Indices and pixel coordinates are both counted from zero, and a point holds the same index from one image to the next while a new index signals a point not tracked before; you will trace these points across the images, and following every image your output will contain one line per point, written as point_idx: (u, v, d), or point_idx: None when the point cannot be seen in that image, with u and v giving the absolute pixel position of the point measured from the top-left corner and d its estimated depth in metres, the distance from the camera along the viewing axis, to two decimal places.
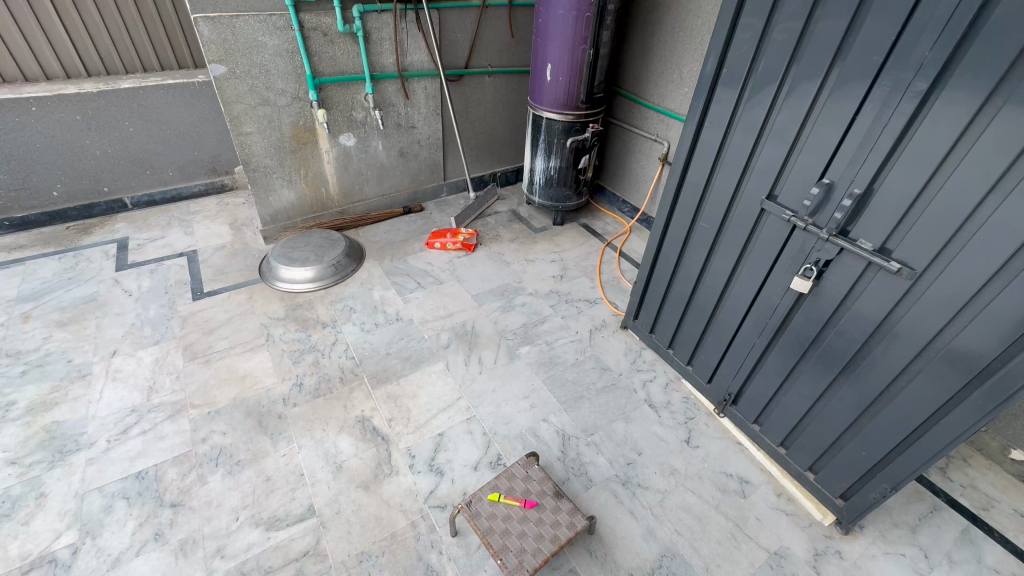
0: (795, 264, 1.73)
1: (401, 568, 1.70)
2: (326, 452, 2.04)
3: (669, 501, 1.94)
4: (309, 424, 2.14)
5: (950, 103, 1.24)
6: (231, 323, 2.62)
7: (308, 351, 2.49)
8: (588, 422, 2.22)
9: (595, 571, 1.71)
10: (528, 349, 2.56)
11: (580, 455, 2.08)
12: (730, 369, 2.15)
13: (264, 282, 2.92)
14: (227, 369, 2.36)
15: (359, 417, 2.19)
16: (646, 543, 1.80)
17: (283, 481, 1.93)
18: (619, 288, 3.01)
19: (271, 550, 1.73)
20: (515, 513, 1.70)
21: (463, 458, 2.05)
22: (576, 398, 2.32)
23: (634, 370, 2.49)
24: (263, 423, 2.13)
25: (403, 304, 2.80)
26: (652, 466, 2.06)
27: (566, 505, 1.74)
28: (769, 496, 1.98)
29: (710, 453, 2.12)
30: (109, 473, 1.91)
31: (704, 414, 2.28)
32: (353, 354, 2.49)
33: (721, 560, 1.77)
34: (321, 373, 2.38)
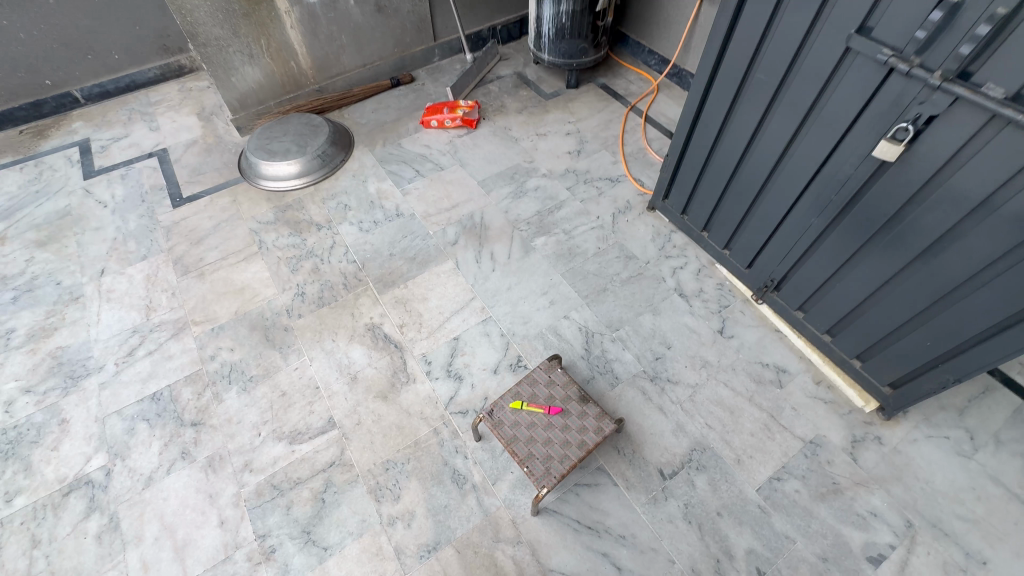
0: (883, 125, 1.35)
1: (428, 474, 1.70)
2: (339, 363, 1.96)
3: (700, 395, 1.85)
4: (317, 335, 2.03)
5: None
6: (218, 231, 2.39)
7: (306, 257, 2.28)
8: (612, 316, 2.06)
9: (623, 469, 1.69)
10: (544, 240, 2.31)
11: (604, 352, 1.96)
12: (776, 253, 1.89)
13: (246, 181, 2.61)
14: (222, 282, 2.20)
15: (368, 324, 2.06)
16: (676, 438, 1.75)
17: (300, 395, 1.88)
18: (646, 161, 2.63)
19: (297, 463, 1.73)
20: (539, 420, 1.63)
21: (482, 362, 1.95)
22: (599, 291, 2.13)
23: (663, 256, 2.24)
24: (270, 337, 2.03)
25: (402, 197, 2.50)
26: (682, 360, 1.93)
27: (593, 410, 1.65)
28: (808, 385, 1.86)
29: (745, 343, 1.97)
30: (125, 396, 1.88)
31: (739, 301, 2.09)
32: (354, 257, 2.28)
33: (753, 452, 1.72)
34: (322, 281, 2.20)
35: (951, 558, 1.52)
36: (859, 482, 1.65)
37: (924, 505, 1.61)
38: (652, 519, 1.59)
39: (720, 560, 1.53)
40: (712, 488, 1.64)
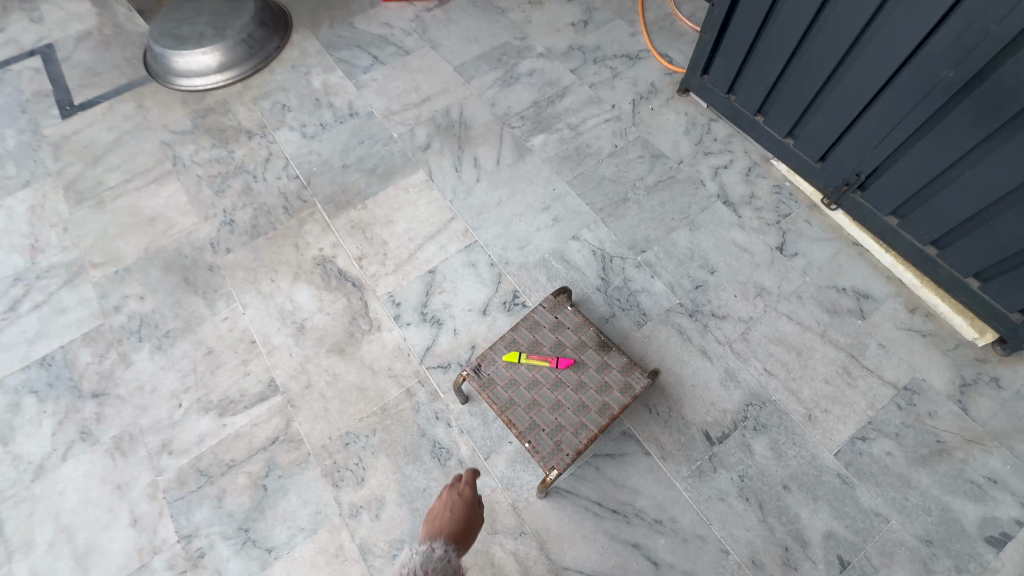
0: None
1: (401, 449, 1.30)
2: (280, 309, 1.50)
3: (756, 333, 1.39)
4: (250, 275, 1.56)
5: None
6: (121, 146, 1.84)
7: (234, 175, 1.75)
8: (636, 234, 1.56)
9: (657, 433, 1.28)
10: (543, 139, 1.76)
11: (627, 282, 1.49)
12: (868, 137, 1.37)
13: (154, 80, 2.02)
14: (128, 211, 1.70)
15: (317, 258, 1.58)
16: (726, 390, 1.32)
17: (230, 353, 1.44)
18: (674, 30, 1.99)
19: (229, 441, 1.32)
20: (545, 378, 1.19)
21: (466, 301, 1.48)
22: (619, 203, 1.62)
23: (700, 153, 1.70)
24: (190, 280, 1.56)
25: (356, 92, 1.91)
26: (731, 288, 1.46)
27: (618, 361, 1.20)
28: (898, 314, 1.40)
29: (814, 262, 1.49)
30: (7, 363, 1.45)
31: (804, 207, 1.58)
32: (296, 171, 1.74)
33: (829, 405, 1.30)
34: (255, 204, 1.69)
35: None
36: (972, 440, 1.24)
37: None
38: (697, 498, 1.20)
39: (789, 549, 1.15)
40: (776, 455, 1.24)
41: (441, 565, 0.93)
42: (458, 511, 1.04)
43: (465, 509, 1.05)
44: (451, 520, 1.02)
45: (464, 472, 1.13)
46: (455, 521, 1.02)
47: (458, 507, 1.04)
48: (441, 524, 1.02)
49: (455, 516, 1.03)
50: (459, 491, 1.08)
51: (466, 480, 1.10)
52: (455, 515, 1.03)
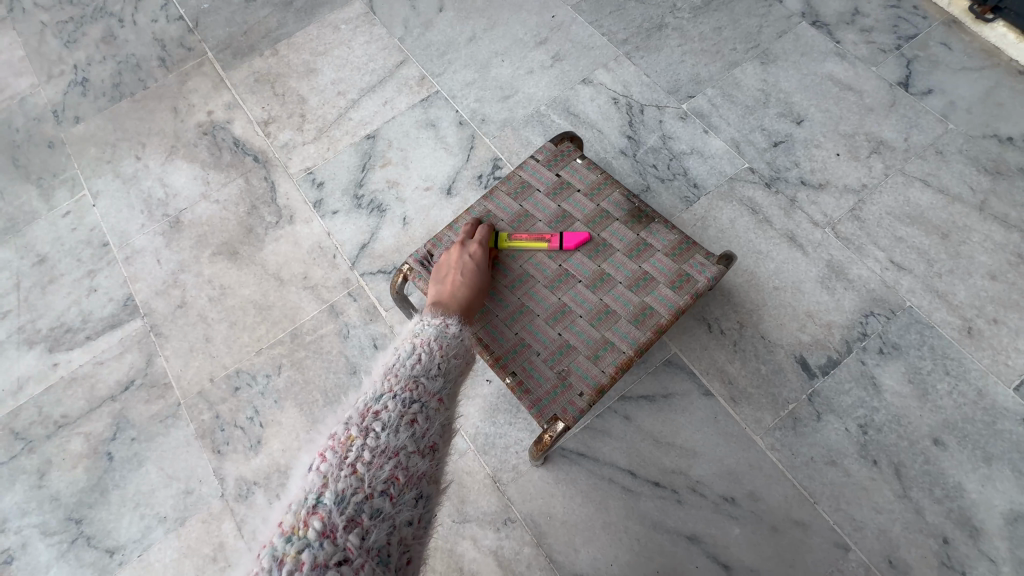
0: None
1: (318, 394, 0.83)
2: (148, 198, 1.01)
3: (872, 207, 0.89)
4: (107, 152, 1.06)
5: None
6: None
7: (91, 18, 1.22)
8: (679, 74, 1.03)
9: (722, 361, 0.80)
10: None
11: (667, 140, 0.97)
12: None
13: None
14: None
15: (204, 125, 1.07)
16: (829, 295, 0.83)
17: (71, 261, 0.96)
18: None
19: (60, 387, 0.87)
20: (539, 271, 0.70)
21: (422, 177, 0.98)
22: (652, 31, 1.08)
23: None
24: (20, 162, 1.06)
25: None
26: (829, 144, 0.94)
27: (664, 240, 0.70)
28: None
29: (959, 102, 0.95)
30: None
31: (939, 24, 1.03)
32: (179, 11, 1.21)
33: (997, 314, 0.80)
34: (119, 56, 1.16)
35: None
36: None
37: None
38: (792, 461, 0.74)
39: (949, 542, 0.69)
40: (918, 392, 0.76)
41: (463, 337, 0.50)
42: (474, 275, 0.66)
43: (482, 276, 0.66)
44: (462, 288, 0.65)
45: (473, 224, 0.72)
46: (470, 288, 0.65)
47: (472, 269, 0.66)
48: (446, 291, 0.64)
49: (469, 283, 0.65)
50: (470, 250, 0.68)
51: (480, 237, 0.70)
52: (469, 280, 0.66)
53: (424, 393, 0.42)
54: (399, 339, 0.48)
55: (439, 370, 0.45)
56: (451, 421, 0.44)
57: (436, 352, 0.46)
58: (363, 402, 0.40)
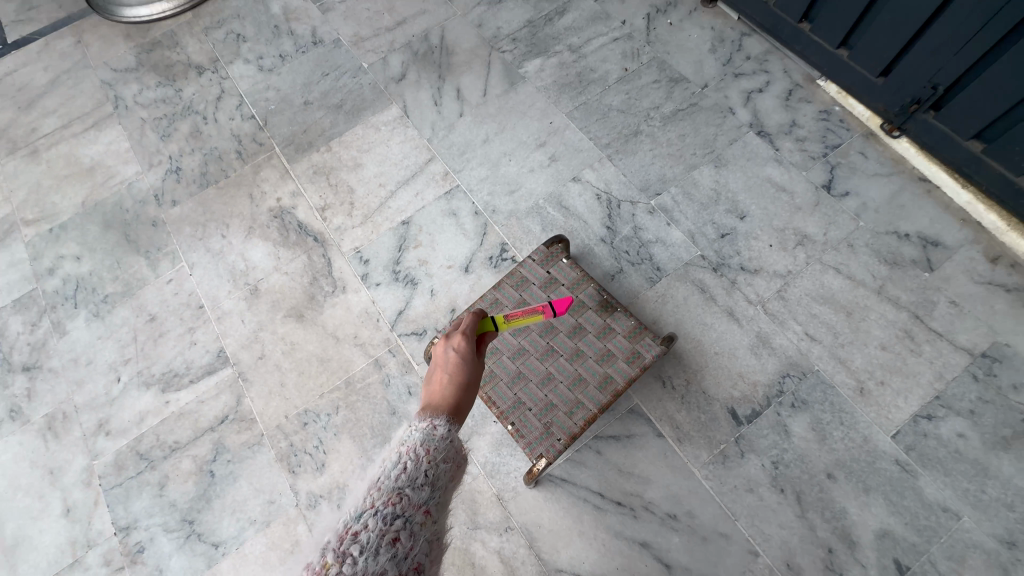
0: None
1: (367, 429, 1.10)
2: (233, 269, 1.30)
3: (795, 289, 1.14)
4: (200, 230, 1.35)
5: None
6: (58, 88, 1.62)
7: (182, 116, 1.52)
8: (649, 175, 1.30)
9: (671, 410, 1.06)
10: (539, 64, 1.48)
11: (638, 231, 1.24)
12: (952, 35, 1.07)
13: (95, 12, 1.76)
14: (64, 161, 1.49)
15: (274, 209, 1.36)
16: (757, 360, 1.08)
17: (175, 320, 1.25)
18: None
19: (171, 420, 1.15)
20: (533, 345, 0.97)
21: (446, 257, 1.25)
22: (629, 137, 1.35)
23: (730, 75, 1.40)
24: (131, 237, 1.36)
25: (322, 18, 1.64)
26: (764, 237, 1.20)
27: (623, 325, 0.97)
28: (977, 264, 1.13)
29: (869, 204, 1.21)
30: None
31: (859, 137, 1.29)
32: (252, 111, 1.51)
33: (884, 377, 1.05)
34: (206, 149, 1.46)
35: None
36: None
37: None
38: (721, 488, 0.99)
39: (833, 551, 0.94)
40: (819, 437, 1.01)
41: (443, 447, 0.54)
42: (459, 364, 0.69)
43: (468, 365, 0.69)
44: (450, 379, 0.66)
45: (461, 321, 0.78)
46: (455, 383, 0.66)
47: (458, 361, 0.69)
48: (436, 388, 0.65)
49: (456, 373, 0.67)
50: (455, 344, 0.72)
51: (464, 329, 0.75)
52: (456, 374, 0.68)
53: (405, 509, 0.45)
54: (388, 447, 0.52)
55: (424, 480, 0.49)
56: (430, 536, 0.47)
57: (422, 460, 0.50)
58: (344, 525, 0.43)
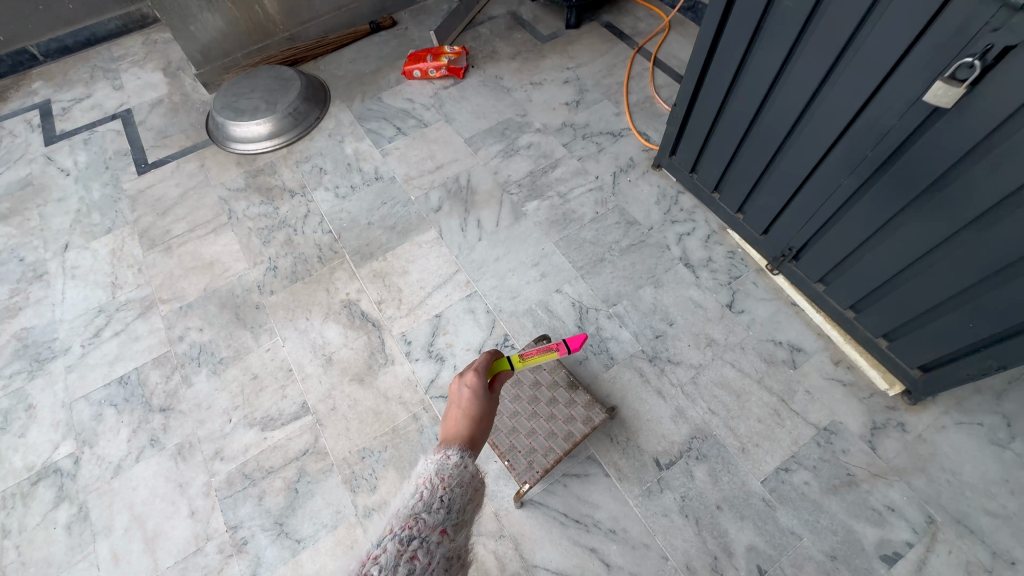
0: (939, 60, 1.09)
1: (406, 463, 1.59)
2: (313, 343, 1.83)
3: (703, 377, 1.68)
4: (290, 313, 1.90)
5: None
6: (186, 200, 2.22)
7: (278, 228, 2.11)
8: (609, 291, 1.87)
9: (616, 458, 1.56)
10: (536, 205, 2.10)
11: (600, 330, 1.79)
12: (797, 217, 1.65)
13: (215, 144, 2.41)
14: (190, 256, 2.06)
15: (344, 301, 1.91)
16: (675, 425, 1.60)
17: (272, 378, 1.77)
18: (653, 112, 2.34)
19: (268, 450, 1.64)
20: (523, 409, 1.49)
21: (465, 342, 1.79)
22: (596, 262, 1.94)
23: (668, 221, 2.02)
24: (240, 316, 1.90)
25: (382, 159, 2.28)
26: (685, 339, 1.75)
27: (582, 398, 1.50)
28: (825, 365, 1.68)
29: (757, 319, 1.78)
30: (91, 380, 1.79)
31: (752, 271, 1.88)
32: (330, 227, 2.10)
33: (759, 440, 1.57)
34: (295, 253, 2.04)
35: (976, 558, 1.37)
36: (877, 474, 1.50)
37: (949, 499, 1.45)
38: (646, 512, 1.48)
39: (718, 558, 1.41)
40: (713, 480, 1.51)
41: (449, 477, 0.74)
42: (471, 400, 0.99)
43: (477, 400, 1.00)
44: (463, 412, 0.97)
45: (475, 360, 1.09)
46: (467, 416, 0.96)
47: (470, 399, 0.99)
48: (454, 418, 0.96)
49: (467, 409, 0.97)
50: (467, 382, 1.03)
51: (475, 368, 1.06)
52: (467, 407, 0.98)
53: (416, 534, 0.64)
54: (405, 488, 0.73)
55: (435, 510, 0.69)
56: (439, 550, 0.65)
57: (435, 492, 0.71)
58: (369, 552, 0.61)
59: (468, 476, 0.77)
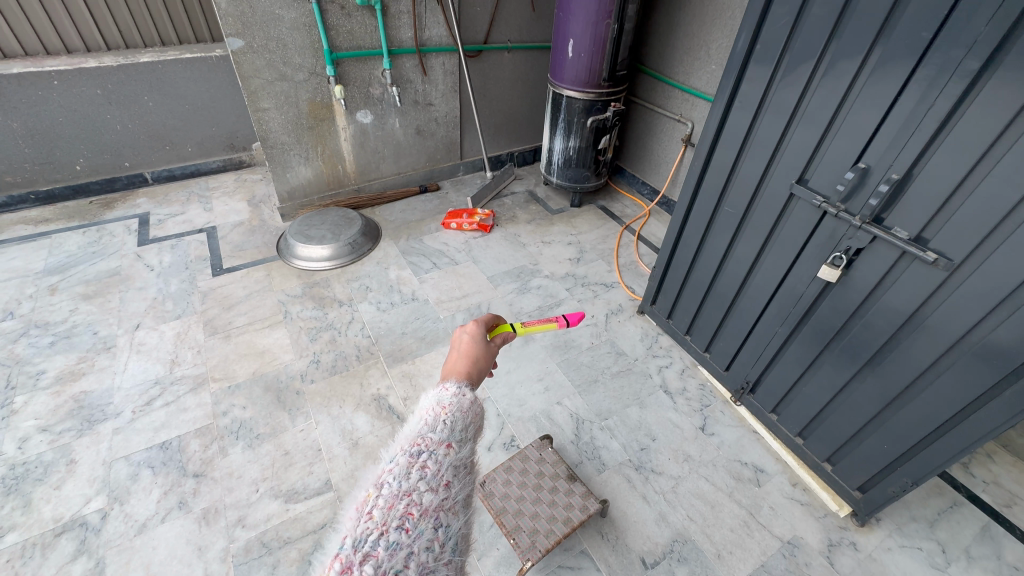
0: (824, 252, 1.67)
1: None
2: (342, 428, 2.07)
3: (682, 487, 1.94)
4: (326, 400, 2.18)
5: (992, 100, 1.18)
6: (250, 299, 2.64)
7: (325, 329, 2.51)
8: (601, 406, 2.21)
9: (606, 554, 1.73)
10: (543, 332, 2.56)
11: (593, 439, 2.08)
12: (749, 358, 2.12)
13: (281, 259, 2.93)
14: (246, 344, 2.40)
15: (375, 394, 2.21)
16: (658, 527, 1.81)
17: (301, 456, 1.97)
18: (637, 272, 2.97)
19: (289, 521, 1.78)
20: (528, 494, 1.72)
21: None
22: (591, 382, 2.32)
23: (650, 355, 2.47)
24: (282, 399, 2.17)
25: (419, 285, 2.79)
26: (666, 452, 2.05)
27: (579, 489, 1.75)
28: (785, 486, 1.96)
29: (726, 441, 2.10)
30: (135, 442, 1.98)
31: (720, 401, 2.27)
32: (369, 333, 2.50)
33: (732, 548, 1.77)
34: (337, 351, 2.39)
35: None
36: None
37: None
38: None
39: None
40: None
41: (456, 402, 0.80)
42: (469, 344, 1.04)
43: (476, 344, 1.05)
44: (460, 354, 1.02)
45: (477, 318, 1.14)
46: (466, 359, 1.00)
47: (469, 343, 1.04)
48: (455, 359, 1.00)
49: (466, 353, 1.02)
50: (469, 330, 1.08)
51: (477, 322, 1.11)
52: (466, 352, 1.03)
53: (425, 447, 0.70)
54: (410, 418, 0.78)
55: (439, 429, 0.74)
56: (449, 461, 0.71)
57: (440, 416, 0.77)
58: (380, 470, 0.68)
59: (467, 402, 0.81)
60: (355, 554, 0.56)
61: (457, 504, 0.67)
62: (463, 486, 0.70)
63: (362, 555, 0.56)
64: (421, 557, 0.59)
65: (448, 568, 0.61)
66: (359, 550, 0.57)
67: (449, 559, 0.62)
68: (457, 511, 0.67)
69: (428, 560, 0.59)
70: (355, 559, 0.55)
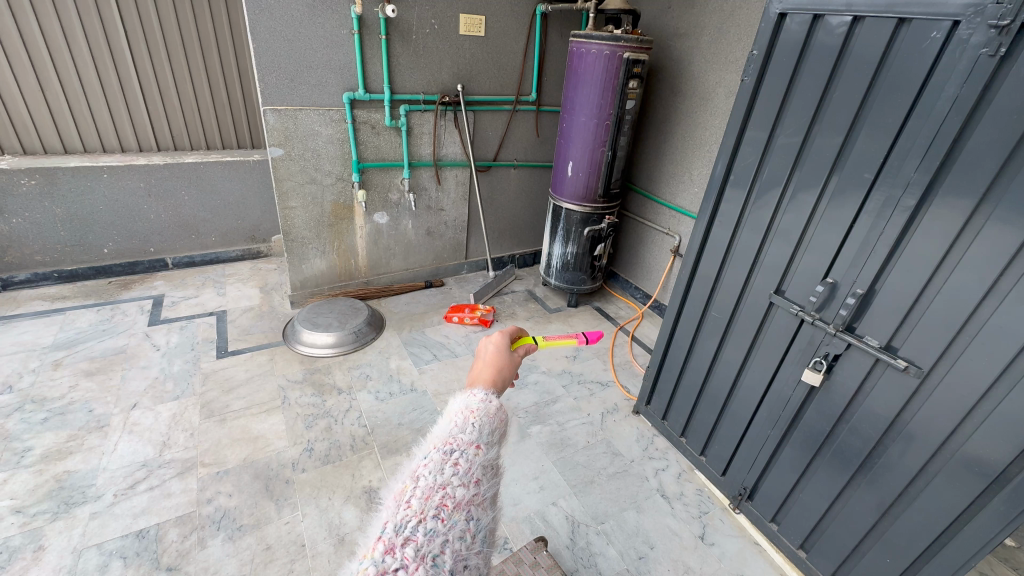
0: (805, 357, 1.79)
1: None
2: (330, 522, 1.99)
3: None
4: (315, 491, 2.12)
5: (931, 227, 1.38)
6: (250, 383, 2.67)
7: (322, 416, 2.51)
8: (598, 509, 2.16)
9: None
10: (538, 428, 2.56)
11: (589, 544, 2.00)
12: (744, 462, 2.12)
13: (286, 344, 3.01)
14: (241, 429, 2.38)
15: (366, 487, 2.16)
16: None
17: (283, 551, 1.88)
18: (632, 372, 3.05)
19: None
20: None
21: None
22: (587, 483, 2.28)
23: (646, 457, 2.46)
24: (269, 488, 2.11)
25: (418, 375, 2.85)
26: (665, 563, 1.96)
27: None
28: None
29: (726, 552, 2.02)
30: (111, 529, 1.89)
31: (718, 508, 2.22)
32: (365, 422, 2.50)
33: None
34: (332, 440, 2.37)
35: None
36: None
37: None
38: None
39: None
40: None
41: (486, 404, 0.83)
42: (495, 354, 1.05)
43: (501, 354, 1.06)
44: (486, 362, 1.03)
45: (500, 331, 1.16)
46: (492, 369, 1.01)
47: (495, 353, 1.05)
48: (479, 369, 1.01)
49: (492, 362, 1.03)
50: (494, 341, 1.09)
51: (501, 334, 1.12)
52: (493, 362, 1.04)
53: (459, 446, 0.75)
54: (440, 418, 0.81)
55: (469, 430, 0.77)
56: (480, 461, 0.75)
57: (470, 419, 0.80)
58: (415, 465, 0.73)
59: (494, 407, 0.82)
60: (397, 537, 0.64)
61: (485, 500, 0.73)
62: (491, 485, 0.75)
63: (404, 538, 0.64)
64: (455, 546, 0.66)
65: (478, 557, 0.68)
66: (400, 534, 0.64)
67: (479, 550, 0.69)
68: (486, 506, 0.73)
69: (461, 548, 0.66)
70: (397, 542, 0.63)
